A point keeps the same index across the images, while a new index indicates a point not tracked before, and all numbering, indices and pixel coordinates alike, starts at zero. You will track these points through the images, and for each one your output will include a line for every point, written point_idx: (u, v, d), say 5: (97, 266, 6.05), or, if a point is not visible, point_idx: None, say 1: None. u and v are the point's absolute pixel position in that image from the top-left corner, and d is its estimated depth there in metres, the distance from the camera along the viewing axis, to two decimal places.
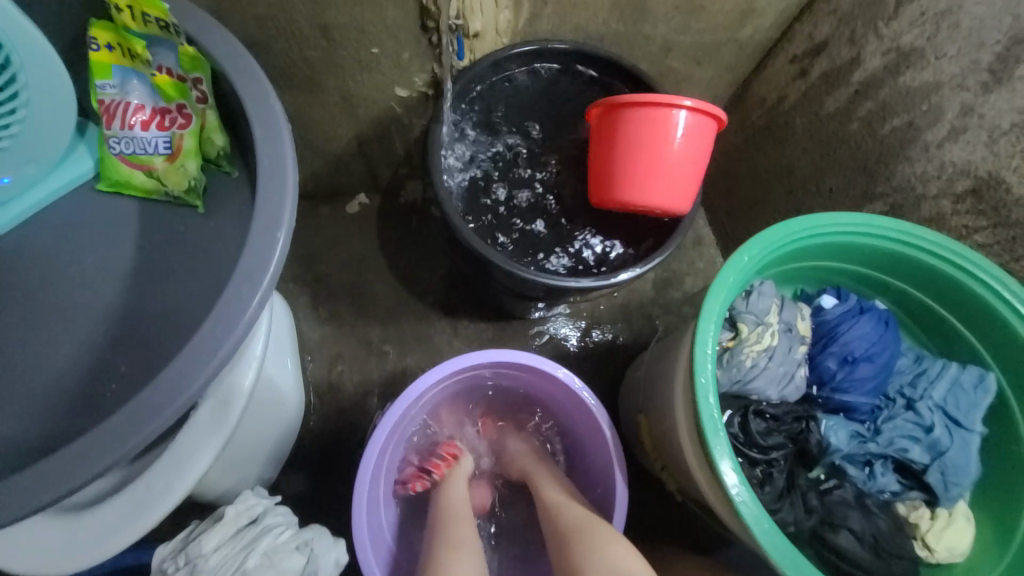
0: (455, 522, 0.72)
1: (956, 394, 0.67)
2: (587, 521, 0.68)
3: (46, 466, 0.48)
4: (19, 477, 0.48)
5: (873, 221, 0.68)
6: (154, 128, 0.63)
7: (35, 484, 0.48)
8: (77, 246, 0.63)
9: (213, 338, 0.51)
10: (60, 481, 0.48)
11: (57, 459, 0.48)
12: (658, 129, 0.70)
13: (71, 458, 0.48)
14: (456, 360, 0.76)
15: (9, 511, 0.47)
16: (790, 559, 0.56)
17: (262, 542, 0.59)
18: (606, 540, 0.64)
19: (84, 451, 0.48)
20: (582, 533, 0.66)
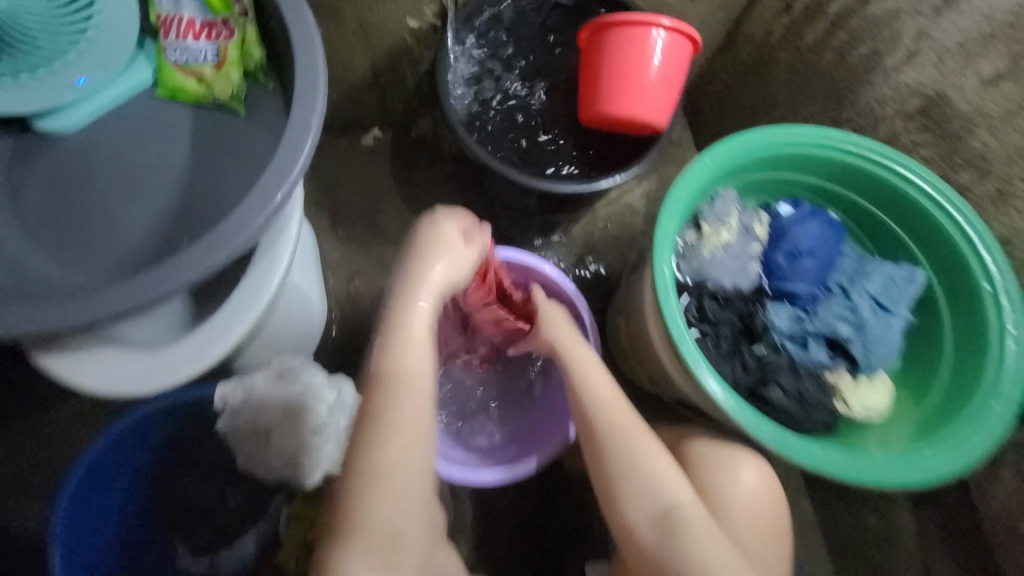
0: (388, 437, 0.63)
1: (888, 286, 0.79)
2: (641, 442, 0.72)
3: (128, 289, 0.61)
4: (108, 295, 0.61)
5: (824, 132, 0.78)
6: (203, 40, 0.74)
7: (120, 301, 0.61)
8: (139, 139, 0.75)
9: (260, 203, 0.64)
10: (140, 298, 0.61)
11: (136, 284, 0.62)
12: (639, 47, 0.79)
13: (147, 283, 0.62)
14: None
15: (100, 320, 0.61)
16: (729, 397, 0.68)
17: (299, 380, 0.76)
18: (656, 463, 0.70)
19: (159, 278, 0.62)
20: (633, 452, 0.71)
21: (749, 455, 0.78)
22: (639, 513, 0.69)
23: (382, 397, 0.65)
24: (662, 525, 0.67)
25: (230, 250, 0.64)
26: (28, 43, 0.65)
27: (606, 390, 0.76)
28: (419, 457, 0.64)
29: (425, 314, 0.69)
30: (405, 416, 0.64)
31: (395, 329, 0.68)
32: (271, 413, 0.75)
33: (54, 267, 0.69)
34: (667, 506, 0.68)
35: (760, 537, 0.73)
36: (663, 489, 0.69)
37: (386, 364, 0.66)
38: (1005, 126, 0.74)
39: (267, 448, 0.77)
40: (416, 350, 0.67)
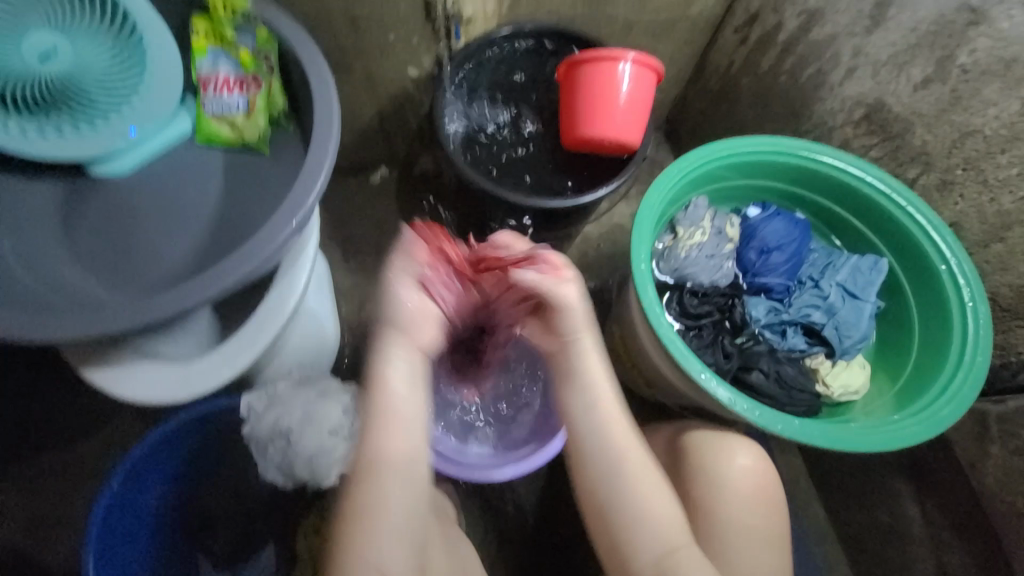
0: (373, 514, 0.65)
1: (855, 275, 0.86)
2: (649, 485, 0.71)
3: (161, 299, 0.68)
4: (143, 305, 0.68)
5: (778, 140, 0.86)
6: (236, 93, 0.87)
7: (154, 309, 0.68)
8: (180, 180, 0.87)
9: (278, 226, 0.72)
10: (171, 306, 0.68)
11: (169, 294, 0.68)
12: (608, 78, 0.91)
13: (180, 292, 0.68)
14: None
15: (132, 325, 0.67)
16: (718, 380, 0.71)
17: (316, 385, 0.84)
18: (661, 506, 0.71)
19: (190, 288, 0.69)
20: (641, 496, 0.70)
21: (744, 441, 0.82)
22: (642, 556, 0.69)
23: (367, 478, 0.66)
24: (662, 568, 0.68)
25: (249, 269, 0.70)
26: (88, 100, 0.76)
27: (621, 433, 0.73)
28: (401, 529, 0.65)
29: (403, 404, 0.68)
30: (386, 490, 0.66)
31: (371, 415, 0.68)
32: (290, 417, 0.81)
33: (104, 290, 0.78)
34: (669, 549, 0.69)
35: (760, 516, 0.77)
36: (665, 530, 0.70)
37: (367, 448, 0.67)
38: (939, 122, 0.82)
39: (285, 455, 0.81)
40: (398, 432, 0.67)
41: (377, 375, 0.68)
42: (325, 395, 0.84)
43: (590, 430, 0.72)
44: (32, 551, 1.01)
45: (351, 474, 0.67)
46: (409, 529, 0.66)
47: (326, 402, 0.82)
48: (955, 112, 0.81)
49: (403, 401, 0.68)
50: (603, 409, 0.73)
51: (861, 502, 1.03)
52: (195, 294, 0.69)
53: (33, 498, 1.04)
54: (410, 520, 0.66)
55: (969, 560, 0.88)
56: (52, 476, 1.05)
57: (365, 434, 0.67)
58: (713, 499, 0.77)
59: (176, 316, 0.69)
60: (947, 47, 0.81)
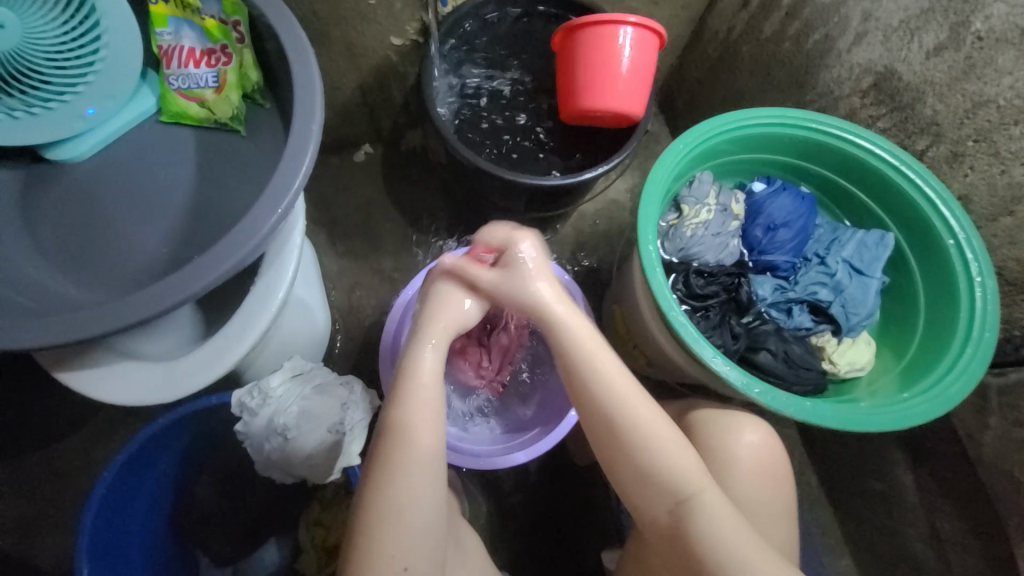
0: (397, 480, 0.63)
1: (861, 250, 0.84)
2: (658, 436, 0.67)
3: (137, 298, 0.63)
4: (118, 306, 0.62)
5: (786, 112, 0.83)
6: (204, 67, 0.79)
7: (128, 310, 0.62)
8: (148, 164, 0.79)
9: (262, 214, 0.66)
10: (150, 306, 0.62)
11: (147, 292, 0.63)
12: (609, 45, 0.85)
13: (158, 291, 0.63)
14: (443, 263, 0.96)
15: (104, 327, 0.62)
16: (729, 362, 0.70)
17: (311, 380, 0.80)
18: (673, 457, 0.67)
19: (171, 286, 0.63)
20: (650, 449, 0.67)
21: (751, 419, 0.80)
22: (655, 505, 0.68)
23: (397, 445, 0.64)
24: (677, 514, 0.66)
25: (234, 261, 0.65)
26: (38, 78, 0.68)
27: (623, 386, 0.69)
28: (427, 497, 0.64)
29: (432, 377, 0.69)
30: (413, 458, 0.64)
31: (402, 392, 0.67)
32: (286, 413, 0.77)
33: (75, 288, 0.72)
34: (681, 497, 0.66)
35: (769, 490, 0.75)
36: (678, 477, 0.66)
37: (398, 418, 0.66)
38: (951, 91, 0.80)
39: (282, 453, 0.77)
40: (425, 408, 0.66)
41: (409, 359, 0.69)
42: (322, 389, 0.80)
43: (591, 387, 0.69)
44: (19, 556, 0.97)
45: (377, 443, 0.66)
46: (432, 496, 0.64)
47: (323, 396, 0.79)
48: (968, 80, 0.78)
49: (432, 382, 0.68)
50: (601, 362, 0.70)
51: (858, 472, 1.06)
52: (176, 290, 0.63)
53: (16, 503, 0.99)
54: (435, 489, 0.65)
55: (962, 525, 0.91)
56: (34, 480, 1.00)
57: (397, 407, 0.66)
58: (724, 473, 0.75)
59: (155, 316, 0.63)
60: (961, 13, 0.77)
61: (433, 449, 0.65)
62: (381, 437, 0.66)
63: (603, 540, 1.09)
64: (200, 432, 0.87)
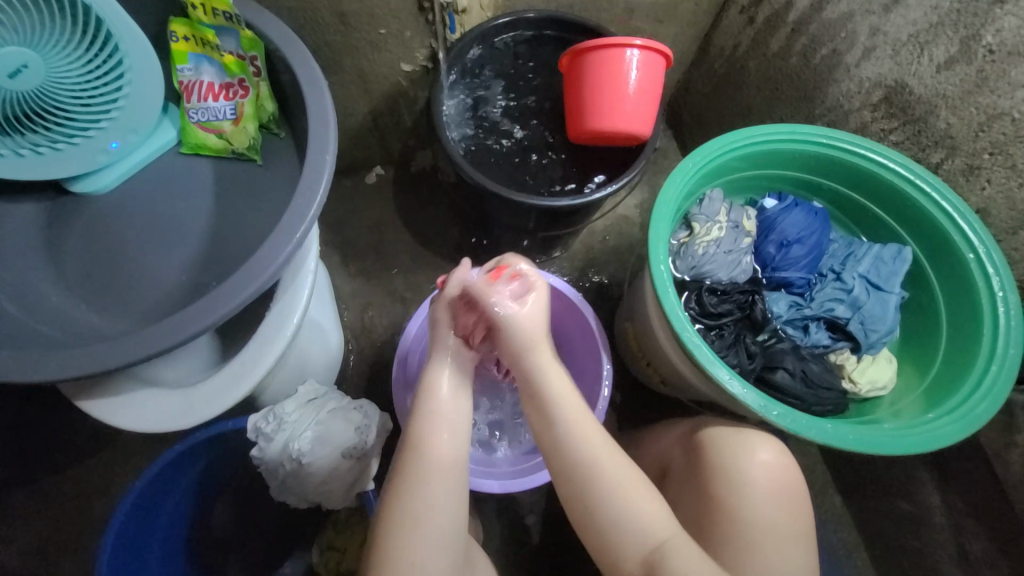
0: (417, 491, 0.64)
1: (878, 265, 0.83)
2: (623, 483, 0.67)
3: (157, 328, 0.64)
4: (140, 336, 0.64)
5: (796, 128, 0.82)
6: (223, 100, 0.82)
7: (149, 339, 0.64)
8: (169, 195, 0.82)
9: (277, 243, 0.68)
10: (169, 335, 0.64)
11: (167, 322, 0.64)
12: (615, 67, 0.86)
13: (178, 320, 0.64)
14: None
15: (126, 356, 0.63)
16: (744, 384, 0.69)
17: (325, 404, 0.81)
18: (644, 508, 0.66)
19: (190, 315, 0.65)
20: (614, 499, 0.66)
21: (761, 435, 0.78)
22: (627, 550, 0.65)
23: (416, 455, 0.66)
24: (650, 560, 0.64)
25: (249, 290, 0.66)
26: (64, 116, 0.70)
27: (587, 433, 0.70)
28: (446, 509, 0.64)
29: (447, 418, 0.69)
30: (436, 468, 0.66)
31: (425, 414, 0.69)
32: (300, 439, 0.77)
33: (99, 318, 0.75)
34: (654, 542, 0.65)
35: (783, 513, 0.73)
36: (650, 524, 0.66)
37: (421, 433, 0.68)
38: (965, 104, 0.79)
39: (295, 477, 0.78)
40: (451, 428, 0.69)
41: (425, 391, 0.70)
42: (336, 413, 0.80)
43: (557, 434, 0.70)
44: None
45: (399, 455, 0.68)
46: (451, 506, 0.65)
47: (338, 420, 0.79)
48: (981, 93, 0.77)
49: (454, 402, 0.71)
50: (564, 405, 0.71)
51: (881, 492, 1.03)
52: (192, 319, 0.65)
53: (37, 527, 1.01)
54: (453, 504, 0.65)
55: (993, 547, 0.88)
56: (53, 504, 1.02)
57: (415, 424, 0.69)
58: (739, 496, 0.73)
59: (175, 346, 0.65)
60: (971, 27, 0.76)
61: (454, 458, 0.67)
62: (405, 452, 0.67)
63: None
64: (216, 455, 0.88)
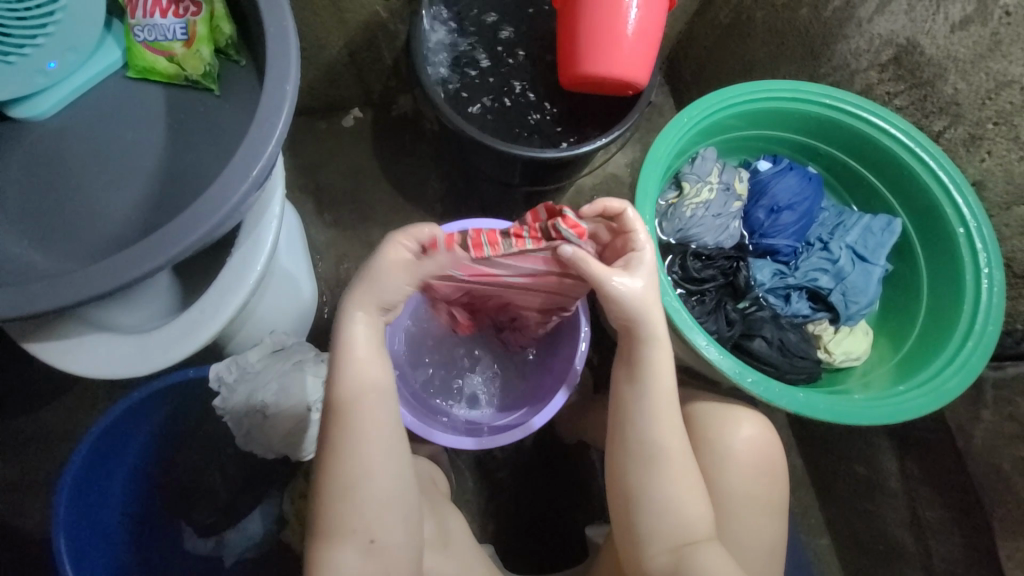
0: (357, 455, 0.61)
1: (866, 236, 0.81)
2: (682, 479, 0.65)
3: (94, 270, 0.59)
4: (79, 278, 0.59)
5: (800, 86, 0.78)
6: (172, 17, 0.74)
7: (89, 280, 0.59)
8: (115, 124, 0.74)
9: (232, 181, 0.62)
10: (110, 278, 0.59)
11: (105, 264, 0.59)
12: (614, 5, 0.80)
13: (123, 261, 0.59)
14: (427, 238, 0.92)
15: (63, 299, 0.58)
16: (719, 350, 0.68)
17: (291, 355, 0.77)
18: (691, 509, 0.65)
19: (136, 256, 0.59)
20: (672, 492, 0.65)
21: (748, 412, 0.77)
22: (659, 544, 0.65)
23: (345, 415, 0.61)
24: (681, 557, 0.65)
25: (202, 231, 0.61)
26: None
27: (667, 421, 0.65)
28: (386, 480, 0.62)
29: (374, 368, 0.63)
30: (372, 441, 0.61)
31: (339, 385, 0.62)
32: (264, 390, 0.74)
33: (41, 256, 0.69)
34: (689, 541, 0.65)
35: (762, 487, 0.73)
36: (690, 525, 0.65)
37: (341, 405, 0.62)
38: (975, 69, 0.77)
39: (260, 429, 0.75)
40: (376, 386, 0.63)
41: (339, 338, 0.63)
42: (302, 366, 0.76)
43: (631, 412, 0.65)
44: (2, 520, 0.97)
45: (325, 422, 0.62)
46: (391, 464, 0.63)
47: (303, 373, 0.75)
48: (993, 59, 0.75)
49: (376, 370, 0.63)
50: (650, 382, 0.65)
51: (841, 457, 1.07)
52: (150, 254, 0.60)
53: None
54: (399, 463, 0.64)
55: (945, 513, 0.91)
56: (13, 448, 0.99)
57: (333, 400, 0.62)
58: (720, 472, 0.73)
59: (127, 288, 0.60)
60: None
61: (386, 412, 0.63)
62: (329, 427, 0.61)
63: (588, 516, 1.11)
64: (180, 404, 0.86)
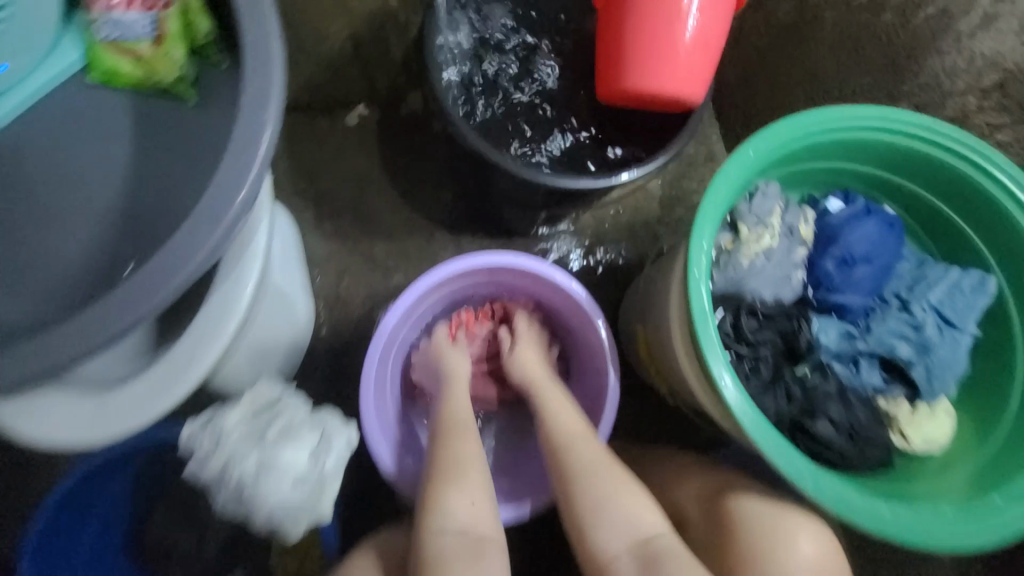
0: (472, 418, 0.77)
1: (953, 295, 0.68)
2: (610, 473, 0.67)
3: (50, 338, 0.51)
4: (32, 346, 0.51)
5: (889, 113, 0.65)
6: (137, 12, 0.63)
7: (42, 350, 0.51)
8: (72, 138, 0.62)
9: (202, 229, 0.51)
10: (66, 346, 0.51)
11: (65, 328, 0.51)
12: (668, 9, 0.67)
13: (85, 323, 0.51)
14: (437, 273, 0.81)
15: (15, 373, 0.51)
16: (770, 438, 0.58)
17: (275, 419, 0.66)
18: (631, 506, 0.65)
19: (96, 318, 0.51)
20: (605, 490, 0.66)
21: (809, 520, 0.64)
22: (617, 548, 0.63)
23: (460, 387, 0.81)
24: (643, 561, 0.61)
25: (168, 290, 0.51)
26: None
27: (574, 422, 0.74)
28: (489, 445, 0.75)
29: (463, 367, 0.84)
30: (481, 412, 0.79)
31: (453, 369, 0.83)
32: (242, 463, 0.63)
33: None
34: (644, 540, 0.63)
35: None
36: (639, 521, 0.64)
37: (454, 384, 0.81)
38: None
39: (237, 503, 0.65)
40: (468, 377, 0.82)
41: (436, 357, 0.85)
42: (286, 432, 0.65)
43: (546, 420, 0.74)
44: None
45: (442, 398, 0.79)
46: None
47: (287, 444, 0.64)
48: None
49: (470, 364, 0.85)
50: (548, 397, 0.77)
51: None
52: (114, 315, 0.51)
53: None
54: None
55: None
56: None
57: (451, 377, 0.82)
58: None
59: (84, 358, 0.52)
60: None
61: None
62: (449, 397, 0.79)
63: None
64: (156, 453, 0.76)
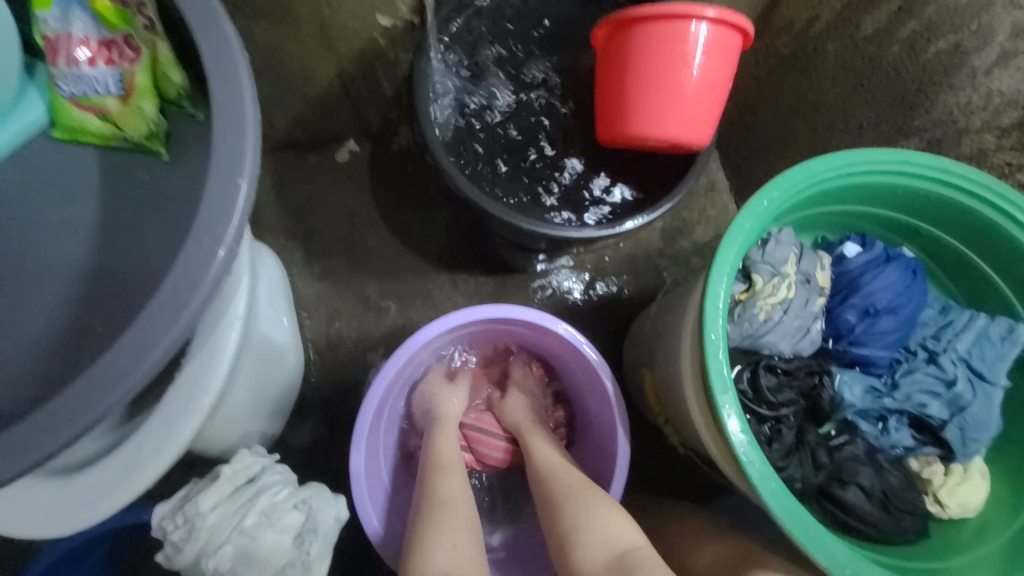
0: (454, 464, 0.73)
1: (981, 346, 0.64)
2: (587, 492, 0.65)
3: None
4: None
5: (909, 157, 0.61)
6: (103, 65, 0.58)
7: None
8: (36, 202, 0.58)
9: (165, 315, 0.45)
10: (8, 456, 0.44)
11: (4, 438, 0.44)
12: (671, 51, 0.63)
13: (33, 432, 0.44)
14: (433, 326, 0.77)
15: None
16: (798, 520, 0.54)
17: (255, 502, 0.60)
18: (607, 518, 0.60)
19: (46, 424, 0.44)
20: (580, 507, 0.62)
21: None
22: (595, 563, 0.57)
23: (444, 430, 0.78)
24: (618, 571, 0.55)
25: (123, 389, 0.45)
26: None
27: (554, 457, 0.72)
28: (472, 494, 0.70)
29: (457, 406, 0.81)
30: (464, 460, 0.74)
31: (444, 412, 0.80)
32: (216, 553, 0.57)
33: None
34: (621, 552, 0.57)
35: None
36: (616, 533, 0.59)
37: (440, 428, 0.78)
38: None
39: None
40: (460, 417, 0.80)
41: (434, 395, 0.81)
42: (267, 517, 0.60)
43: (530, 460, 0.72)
44: None
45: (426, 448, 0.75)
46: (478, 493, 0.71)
47: (269, 531, 0.59)
48: None
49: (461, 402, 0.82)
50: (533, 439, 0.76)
51: None
52: (64, 418, 0.44)
53: None
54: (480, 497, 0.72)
55: None
56: None
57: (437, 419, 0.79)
58: None
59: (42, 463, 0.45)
60: None
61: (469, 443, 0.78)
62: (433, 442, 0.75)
63: None
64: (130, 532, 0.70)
